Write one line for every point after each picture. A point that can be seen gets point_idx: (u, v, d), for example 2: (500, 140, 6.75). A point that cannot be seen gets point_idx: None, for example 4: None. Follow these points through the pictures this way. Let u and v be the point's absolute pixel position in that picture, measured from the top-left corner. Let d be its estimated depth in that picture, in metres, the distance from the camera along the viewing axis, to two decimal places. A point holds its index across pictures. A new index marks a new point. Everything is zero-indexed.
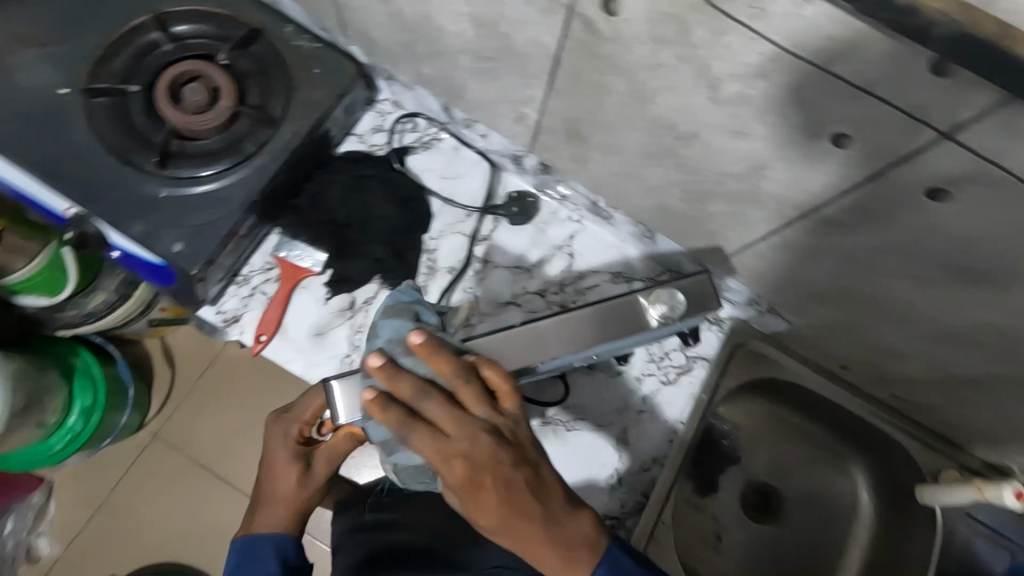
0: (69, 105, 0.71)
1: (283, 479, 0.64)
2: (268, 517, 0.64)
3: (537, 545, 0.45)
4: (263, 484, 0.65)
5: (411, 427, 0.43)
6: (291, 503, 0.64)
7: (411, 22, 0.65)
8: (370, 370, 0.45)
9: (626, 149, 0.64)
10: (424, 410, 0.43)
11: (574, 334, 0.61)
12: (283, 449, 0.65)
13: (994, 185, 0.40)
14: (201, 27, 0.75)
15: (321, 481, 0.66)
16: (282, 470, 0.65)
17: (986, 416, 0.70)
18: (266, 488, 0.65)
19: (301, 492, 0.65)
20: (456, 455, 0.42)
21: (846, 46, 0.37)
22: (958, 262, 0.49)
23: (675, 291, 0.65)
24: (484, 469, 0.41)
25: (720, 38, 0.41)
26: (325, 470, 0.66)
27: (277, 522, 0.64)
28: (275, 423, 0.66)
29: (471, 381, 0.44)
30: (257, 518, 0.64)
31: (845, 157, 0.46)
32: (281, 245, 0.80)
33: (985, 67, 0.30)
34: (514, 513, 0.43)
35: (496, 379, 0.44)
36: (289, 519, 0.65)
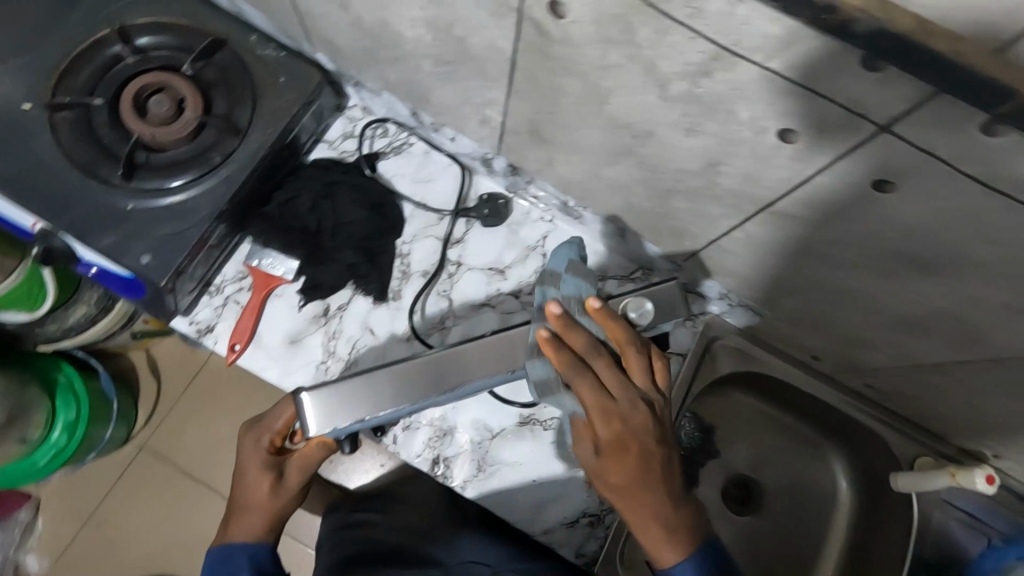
0: (33, 120, 0.71)
1: (256, 489, 0.65)
2: (242, 525, 0.66)
3: (643, 512, 0.56)
4: (238, 493, 0.66)
5: (583, 375, 0.54)
6: (265, 512, 0.65)
7: (371, 28, 0.65)
8: (550, 315, 0.55)
9: (588, 148, 0.64)
10: (593, 366, 0.55)
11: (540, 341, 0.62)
12: (256, 459, 0.66)
13: (933, 175, 0.41)
14: (164, 39, 0.75)
15: (295, 489, 0.66)
16: (255, 480, 0.65)
17: (953, 401, 0.71)
18: (240, 497, 0.66)
19: (274, 502, 0.66)
20: (617, 413, 0.54)
21: (780, 44, 0.37)
22: (910, 252, 0.50)
23: (644, 299, 0.63)
24: (637, 433, 0.54)
25: (663, 38, 0.42)
26: (298, 479, 0.66)
27: (252, 530, 0.65)
28: (247, 434, 0.67)
29: (639, 354, 0.56)
30: (232, 526, 0.66)
31: (793, 151, 0.46)
32: (252, 253, 0.79)
33: (907, 61, 0.31)
34: (642, 476, 0.55)
35: (655, 359, 0.58)
36: (264, 527, 0.66)
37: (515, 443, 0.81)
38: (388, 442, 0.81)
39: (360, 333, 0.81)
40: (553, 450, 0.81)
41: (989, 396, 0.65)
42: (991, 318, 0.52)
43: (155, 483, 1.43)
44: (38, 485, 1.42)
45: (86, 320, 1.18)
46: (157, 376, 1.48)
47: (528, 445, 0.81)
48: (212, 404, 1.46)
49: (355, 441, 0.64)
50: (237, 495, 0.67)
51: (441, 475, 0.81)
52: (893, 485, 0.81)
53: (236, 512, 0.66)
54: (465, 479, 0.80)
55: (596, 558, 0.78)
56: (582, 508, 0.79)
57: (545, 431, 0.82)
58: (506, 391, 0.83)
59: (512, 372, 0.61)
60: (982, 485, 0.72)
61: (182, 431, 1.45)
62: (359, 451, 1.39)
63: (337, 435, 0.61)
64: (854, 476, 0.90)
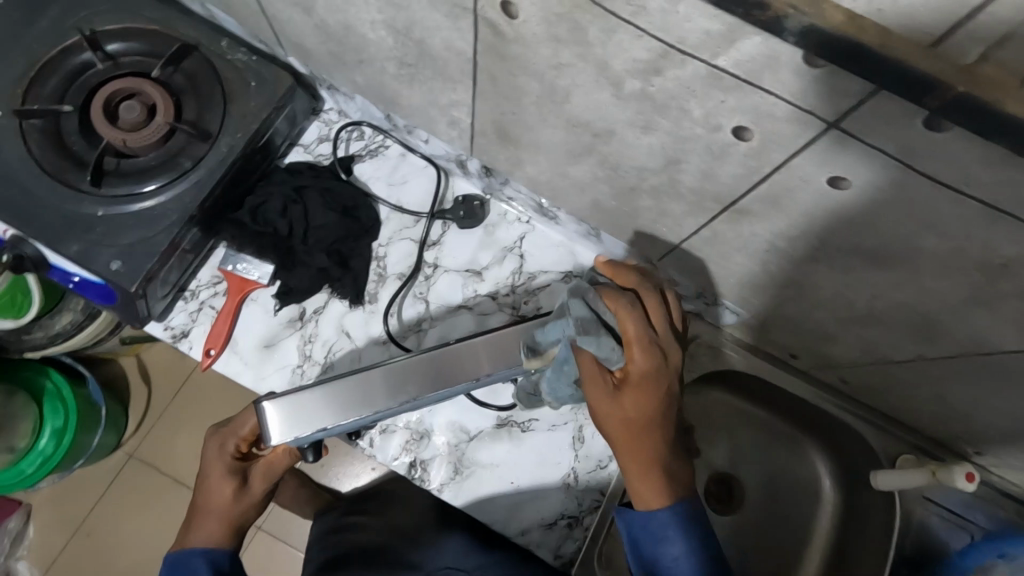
0: (2, 128, 0.71)
1: (218, 494, 0.66)
2: (202, 531, 0.65)
3: (643, 461, 0.55)
4: (200, 499, 0.67)
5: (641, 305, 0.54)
6: (226, 517, 0.66)
7: (335, 32, 0.65)
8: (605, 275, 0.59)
9: (554, 149, 0.64)
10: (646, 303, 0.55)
11: (504, 350, 0.62)
12: (219, 464, 0.66)
13: (883, 170, 0.40)
14: (135, 44, 0.76)
15: (257, 495, 0.67)
16: (218, 484, 0.66)
17: (927, 397, 0.71)
18: (202, 503, 0.67)
19: (235, 507, 0.66)
20: (656, 351, 0.54)
21: (722, 41, 0.37)
22: (869, 248, 0.50)
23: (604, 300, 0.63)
24: (662, 374, 0.54)
25: (611, 37, 0.42)
26: (260, 485, 0.67)
27: (210, 537, 0.65)
28: (211, 439, 0.68)
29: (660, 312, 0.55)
30: (192, 532, 0.66)
31: (748, 149, 0.46)
32: (226, 258, 0.79)
33: (839, 57, 0.31)
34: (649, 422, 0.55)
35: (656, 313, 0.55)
36: (225, 533, 0.66)
37: (491, 445, 0.81)
38: (365, 445, 0.81)
39: (335, 337, 0.81)
40: (529, 452, 0.81)
41: (961, 391, 0.65)
42: (954, 312, 0.52)
43: (141, 489, 1.43)
44: (27, 493, 1.42)
45: (72, 328, 1.17)
46: (147, 381, 1.48)
47: (504, 447, 0.81)
48: (198, 411, 1.46)
49: (319, 449, 0.64)
50: (199, 500, 0.67)
51: (419, 478, 0.81)
52: (874, 484, 0.79)
53: (197, 518, 0.66)
54: (441, 482, 0.80)
55: (574, 559, 0.78)
56: (560, 509, 0.79)
57: (523, 433, 0.81)
58: (482, 394, 0.82)
59: (477, 379, 0.61)
60: (960, 484, 0.73)
61: (169, 437, 1.45)
62: (348, 454, 1.39)
63: (300, 443, 0.59)
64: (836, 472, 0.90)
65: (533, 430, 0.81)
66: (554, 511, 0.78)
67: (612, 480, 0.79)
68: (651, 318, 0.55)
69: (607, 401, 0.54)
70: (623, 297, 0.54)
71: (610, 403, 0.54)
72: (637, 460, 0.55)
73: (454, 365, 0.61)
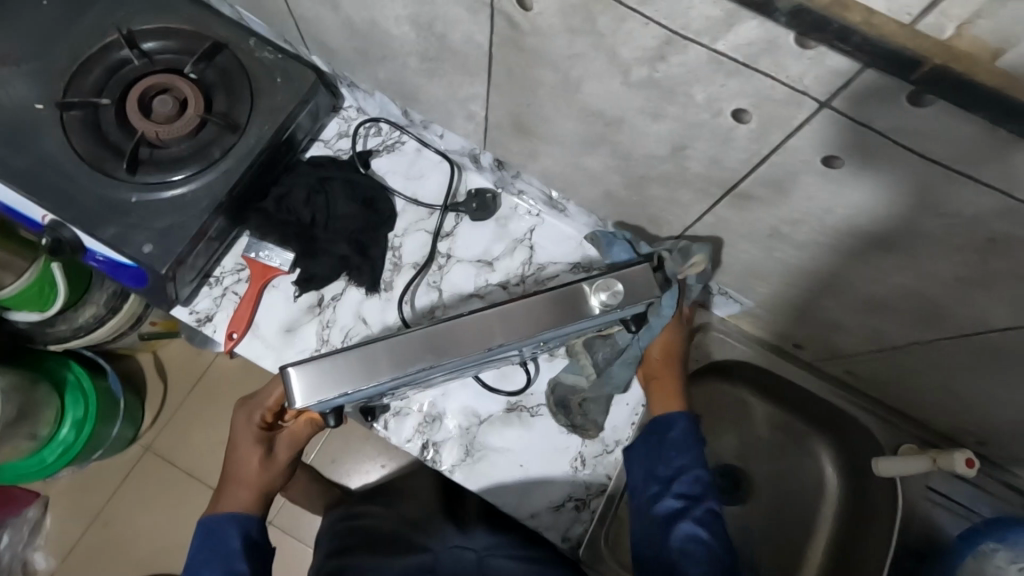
0: (45, 119, 0.75)
1: (248, 462, 0.71)
2: (232, 497, 0.70)
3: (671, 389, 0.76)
4: (230, 469, 0.72)
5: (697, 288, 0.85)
6: (254, 485, 0.71)
7: (360, 29, 0.69)
8: None
9: (564, 139, 0.68)
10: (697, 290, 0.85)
11: (518, 323, 0.62)
12: (248, 434, 0.72)
13: (874, 148, 0.44)
14: (169, 43, 0.80)
15: (282, 463, 0.73)
16: (247, 453, 0.72)
17: (927, 384, 0.73)
18: (232, 472, 0.72)
19: (263, 474, 0.72)
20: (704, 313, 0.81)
21: (723, 26, 0.40)
22: (864, 229, 0.53)
23: (614, 280, 0.64)
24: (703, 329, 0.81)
25: (621, 25, 0.45)
26: (287, 452, 0.73)
27: (239, 502, 0.70)
28: (240, 411, 0.73)
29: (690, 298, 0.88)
30: (222, 499, 0.70)
31: (749, 132, 0.49)
32: (250, 245, 0.82)
33: (830, 36, 0.34)
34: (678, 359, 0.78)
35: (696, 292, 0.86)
36: (253, 499, 0.70)
37: (502, 429, 0.83)
38: (379, 428, 0.83)
39: (353, 322, 0.84)
40: (537, 437, 0.83)
41: (959, 374, 0.67)
42: (946, 290, 0.55)
43: (158, 482, 1.46)
44: (46, 484, 1.46)
45: (95, 321, 1.23)
46: (163, 376, 1.52)
47: (515, 431, 0.83)
48: (214, 404, 1.50)
49: (341, 416, 0.66)
50: (229, 470, 0.72)
51: (431, 459, 0.83)
52: (877, 471, 0.81)
53: (227, 486, 0.71)
54: (454, 463, 0.82)
55: (582, 541, 0.80)
56: (568, 492, 0.81)
57: (531, 417, 0.84)
58: (493, 379, 0.85)
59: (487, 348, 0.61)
60: (961, 469, 0.75)
61: (185, 430, 1.49)
62: (361, 450, 1.43)
63: (322, 408, 0.63)
64: (840, 463, 0.91)
65: (542, 415, 0.83)
66: (563, 494, 0.81)
67: (619, 463, 0.81)
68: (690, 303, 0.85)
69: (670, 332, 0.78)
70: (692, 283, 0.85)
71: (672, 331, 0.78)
72: (666, 380, 0.77)
73: (471, 333, 0.61)
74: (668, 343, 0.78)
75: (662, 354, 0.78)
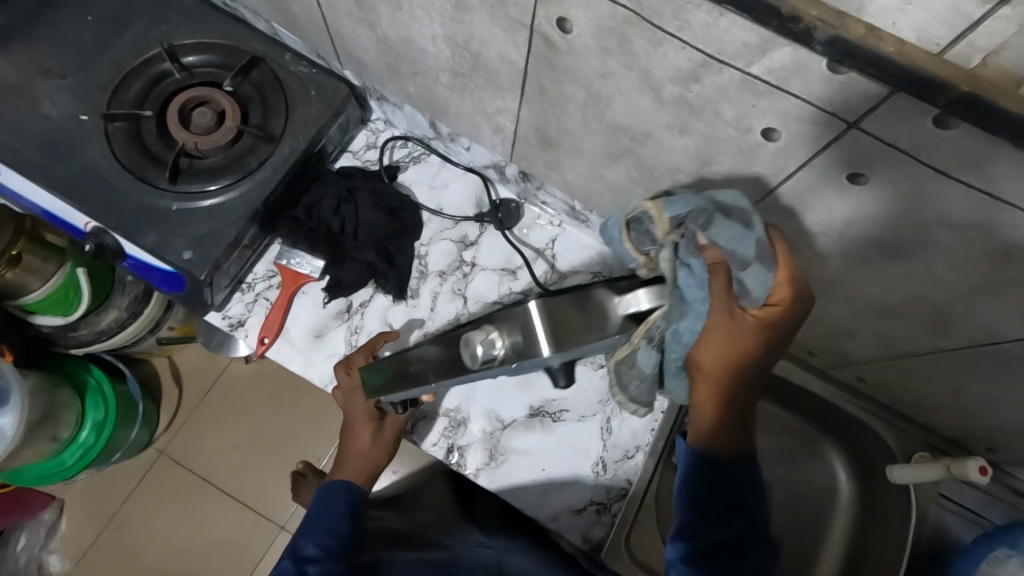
0: (89, 130, 0.78)
1: (360, 438, 0.79)
2: (349, 468, 0.79)
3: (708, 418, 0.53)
4: (346, 442, 0.80)
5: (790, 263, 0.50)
6: (366, 459, 0.79)
7: (395, 46, 0.72)
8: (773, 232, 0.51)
9: (590, 152, 0.70)
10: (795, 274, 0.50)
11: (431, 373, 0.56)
12: (360, 415, 0.79)
13: (898, 166, 0.46)
14: (208, 57, 0.83)
15: (389, 440, 0.80)
16: (360, 430, 0.79)
17: (941, 392, 0.75)
18: (347, 444, 0.80)
19: (373, 448, 0.79)
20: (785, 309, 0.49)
21: (757, 51, 0.43)
22: (883, 241, 0.55)
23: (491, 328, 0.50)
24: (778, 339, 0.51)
25: (657, 48, 0.48)
26: (395, 430, 0.80)
27: (353, 473, 0.79)
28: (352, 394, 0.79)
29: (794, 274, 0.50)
30: (341, 468, 0.80)
31: (777, 148, 0.52)
32: (282, 253, 0.85)
33: (864, 64, 0.37)
34: (731, 375, 0.51)
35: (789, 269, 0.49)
36: (365, 471, 0.80)
37: (524, 433, 0.85)
38: (406, 431, 0.86)
39: (381, 328, 0.86)
40: (559, 442, 0.85)
41: (973, 382, 0.69)
42: (959, 298, 0.57)
43: (172, 487, 1.48)
44: (62, 487, 1.47)
45: (117, 325, 1.25)
46: (179, 380, 1.54)
47: (537, 436, 0.85)
48: (229, 408, 1.52)
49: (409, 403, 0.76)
50: (345, 441, 0.80)
51: (456, 463, 0.85)
52: (892, 479, 0.84)
53: (344, 456, 0.80)
54: (477, 467, 0.84)
55: (602, 544, 0.82)
56: (588, 497, 0.82)
57: (553, 423, 0.86)
58: (516, 384, 0.87)
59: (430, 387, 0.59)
60: (974, 476, 0.76)
61: (200, 435, 1.51)
62: None
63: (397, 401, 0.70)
64: (852, 470, 0.93)
65: (563, 421, 0.85)
66: (584, 499, 0.82)
67: (639, 469, 0.83)
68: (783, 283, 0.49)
69: (724, 335, 0.50)
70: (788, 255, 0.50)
71: (729, 332, 0.49)
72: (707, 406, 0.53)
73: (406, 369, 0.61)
74: (716, 350, 0.50)
75: (710, 367, 0.51)
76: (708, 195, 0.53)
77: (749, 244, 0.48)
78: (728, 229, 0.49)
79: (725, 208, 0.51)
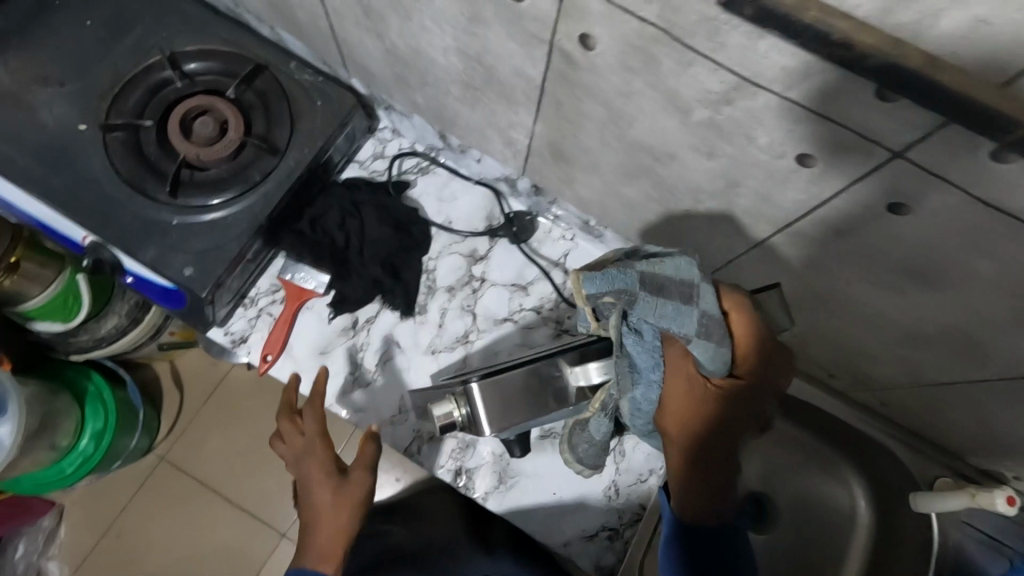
0: (87, 140, 0.75)
1: (322, 502, 0.72)
2: (316, 541, 0.71)
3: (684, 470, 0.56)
4: (307, 511, 0.72)
5: (747, 321, 0.51)
6: (333, 524, 0.71)
7: (405, 57, 0.69)
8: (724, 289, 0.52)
9: (607, 169, 0.68)
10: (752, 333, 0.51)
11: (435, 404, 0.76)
12: (317, 472, 0.72)
13: (945, 198, 0.43)
14: (211, 64, 0.80)
15: (356, 495, 0.72)
16: (319, 493, 0.72)
17: (969, 420, 0.72)
18: (309, 517, 0.72)
19: (340, 511, 0.71)
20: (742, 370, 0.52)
21: (798, 76, 0.40)
22: (921, 271, 0.52)
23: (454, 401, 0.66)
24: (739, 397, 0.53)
25: (687, 69, 0.45)
26: (366, 485, 0.73)
27: (321, 545, 0.70)
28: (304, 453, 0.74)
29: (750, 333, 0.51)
30: (306, 546, 0.71)
31: (811, 174, 0.49)
32: (286, 267, 0.82)
33: (920, 96, 0.34)
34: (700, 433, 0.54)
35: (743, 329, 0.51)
36: (335, 542, 0.71)
37: (535, 456, 0.82)
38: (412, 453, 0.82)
39: (387, 345, 0.84)
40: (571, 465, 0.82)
41: (1005, 414, 0.66)
42: (997, 330, 0.54)
43: (171, 494, 1.46)
44: (62, 493, 1.45)
45: (117, 331, 1.22)
46: (179, 387, 1.51)
47: (548, 459, 0.82)
48: (231, 414, 1.50)
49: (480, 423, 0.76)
50: (307, 515, 0.72)
51: (463, 487, 0.82)
52: (913, 506, 0.82)
53: (309, 532, 0.71)
54: (486, 490, 0.82)
55: (614, 571, 0.79)
56: (601, 522, 0.80)
57: None
58: None
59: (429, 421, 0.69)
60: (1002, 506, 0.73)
61: (200, 441, 1.49)
62: None
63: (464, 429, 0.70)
64: None
65: None
66: (596, 524, 0.80)
67: (653, 493, 0.80)
68: (738, 343, 0.51)
69: (687, 396, 0.53)
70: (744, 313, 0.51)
71: (688, 394, 0.53)
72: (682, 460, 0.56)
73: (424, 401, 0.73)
74: (680, 411, 0.54)
75: (678, 426, 0.55)
76: (637, 266, 0.47)
77: (685, 322, 0.47)
78: (657, 309, 0.46)
79: (656, 282, 0.46)
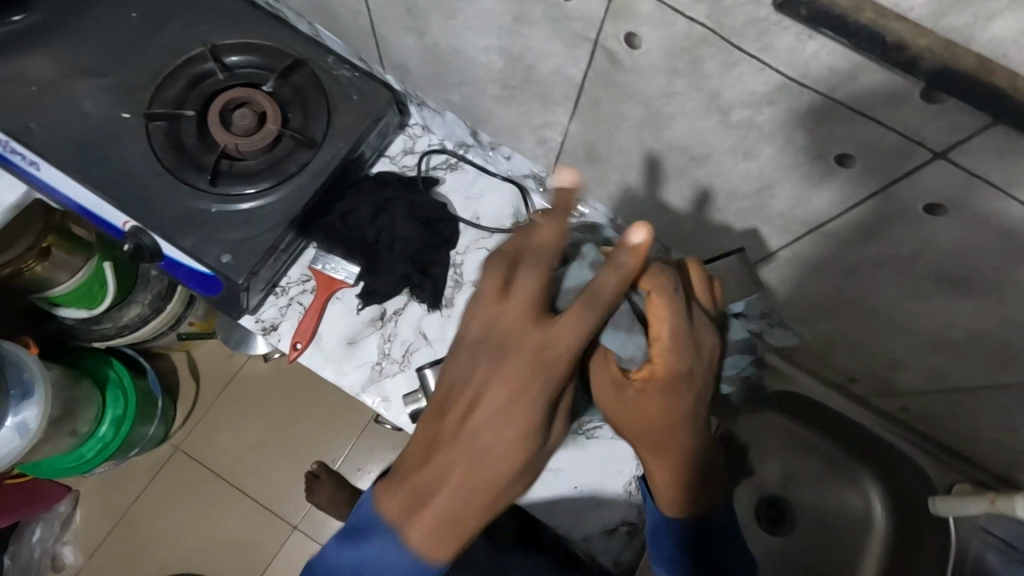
0: (130, 129, 0.77)
1: (495, 455, 0.48)
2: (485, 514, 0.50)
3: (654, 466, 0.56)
4: (485, 474, 0.48)
5: (654, 303, 0.52)
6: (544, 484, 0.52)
7: (444, 54, 0.71)
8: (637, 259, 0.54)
9: (641, 169, 0.69)
10: (667, 316, 0.52)
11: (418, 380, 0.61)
12: (528, 415, 0.48)
13: (985, 201, 0.44)
14: (250, 58, 0.82)
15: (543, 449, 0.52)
16: (503, 440, 0.48)
17: (993, 426, 0.73)
18: (464, 469, 0.48)
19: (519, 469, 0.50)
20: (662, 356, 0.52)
21: (845, 76, 0.41)
22: (954, 275, 0.53)
23: None
24: (675, 387, 0.52)
25: (732, 69, 0.46)
26: (580, 331, 0.48)
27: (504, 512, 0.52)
28: (482, 386, 0.48)
29: (665, 315, 0.52)
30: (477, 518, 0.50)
31: (849, 175, 0.50)
32: (317, 258, 0.84)
33: (972, 97, 0.35)
34: (648, 429, 0.54)
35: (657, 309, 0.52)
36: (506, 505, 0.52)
37: (557, 450, 0.83)
38: None
39: (414, 337, 0.85)
40: (593, 459, 0.83)
41: None
42: None
43: (186, 484, 1.47)
44: (79, 479, 1.47)
45: (139, 320, 1.23)
46: (196, 377, 1.53)
47: (570, 453, 0.83)
48: (246, 404, 1.51)
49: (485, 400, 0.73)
50: (459, 468, 0.48)
51: None
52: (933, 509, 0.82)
53: (442, 493, 0.49)
54: None
55: (634, 567, 0.80)
56: (621, 517, 0.81)
57: (587, 440, 0.83)
58: None
59: None
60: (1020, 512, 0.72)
61: (216, 431, 1.50)
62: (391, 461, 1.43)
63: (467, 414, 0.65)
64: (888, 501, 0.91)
65: (597, 438, 0.83)
66: (617, 519, 0.81)
67: None
68: (653, 324, 0.53)
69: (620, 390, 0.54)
70: (661, 293, 0.52)
71: (619, 390, 0.54)
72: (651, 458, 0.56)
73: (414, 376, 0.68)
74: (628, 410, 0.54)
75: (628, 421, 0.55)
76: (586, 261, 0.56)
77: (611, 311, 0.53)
78: None
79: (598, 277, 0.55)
